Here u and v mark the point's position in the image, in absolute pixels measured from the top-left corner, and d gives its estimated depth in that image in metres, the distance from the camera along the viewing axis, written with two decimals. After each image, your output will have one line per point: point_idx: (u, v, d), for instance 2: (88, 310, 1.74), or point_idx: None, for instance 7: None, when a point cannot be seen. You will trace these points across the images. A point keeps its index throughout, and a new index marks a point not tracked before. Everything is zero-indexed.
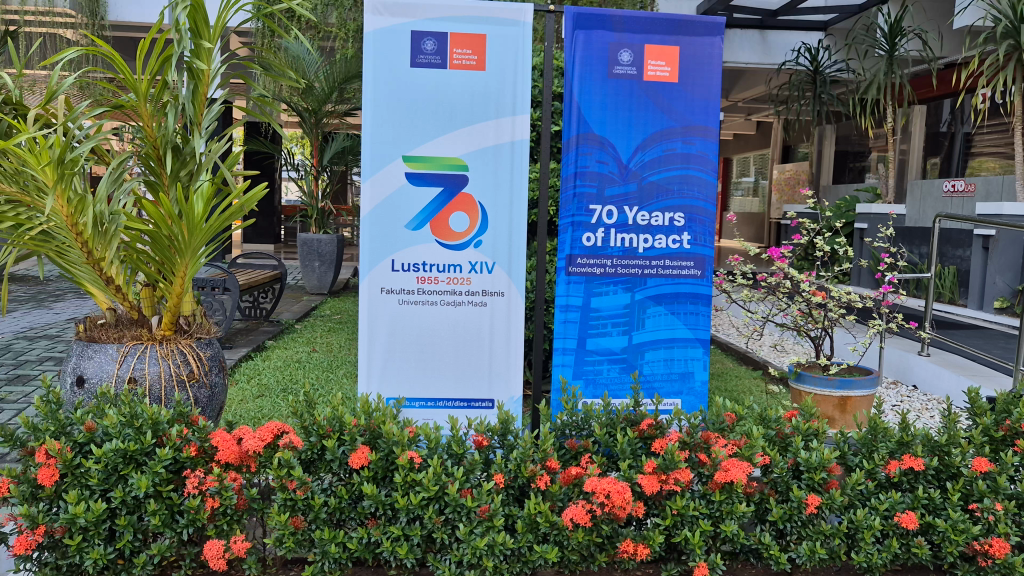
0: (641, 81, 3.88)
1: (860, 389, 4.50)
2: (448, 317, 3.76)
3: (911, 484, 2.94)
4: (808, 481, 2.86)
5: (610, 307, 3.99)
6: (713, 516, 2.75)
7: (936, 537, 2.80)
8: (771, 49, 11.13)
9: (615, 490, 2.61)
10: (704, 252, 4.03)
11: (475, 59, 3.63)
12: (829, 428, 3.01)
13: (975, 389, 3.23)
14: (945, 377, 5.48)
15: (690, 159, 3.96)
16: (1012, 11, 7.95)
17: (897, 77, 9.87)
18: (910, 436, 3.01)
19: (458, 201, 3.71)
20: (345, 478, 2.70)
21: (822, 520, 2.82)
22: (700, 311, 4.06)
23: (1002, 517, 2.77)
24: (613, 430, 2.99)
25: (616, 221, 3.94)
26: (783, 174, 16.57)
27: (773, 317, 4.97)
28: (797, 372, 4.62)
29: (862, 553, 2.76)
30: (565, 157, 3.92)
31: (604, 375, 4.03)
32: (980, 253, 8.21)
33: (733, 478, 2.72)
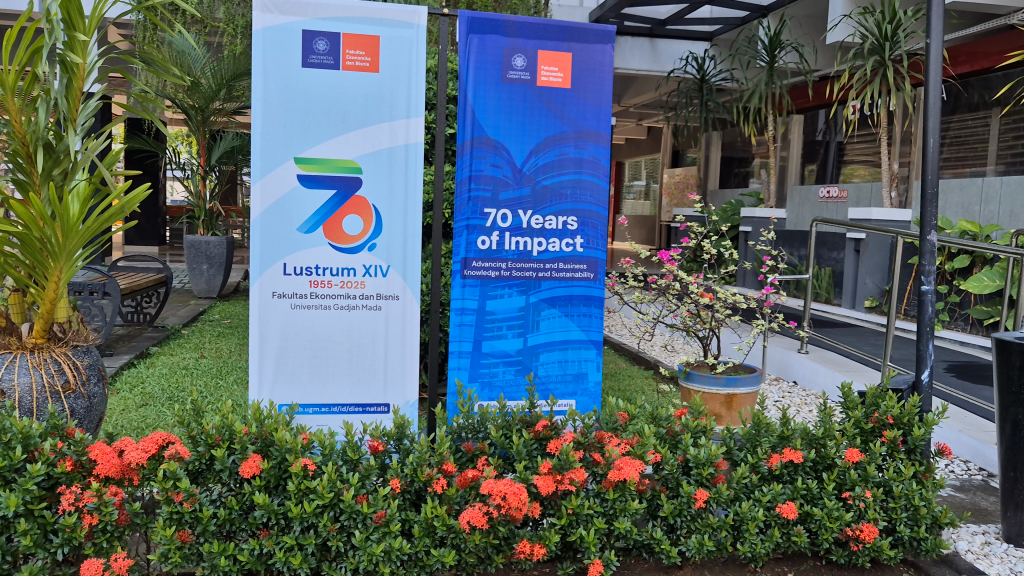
0: (534, 86, 3.93)
1: (745, 387, 4.68)
2: (343, 322, 3.70)
3: (791, 476, 3.09)
4: (696, 477, 2.95)
5: (506, 310, 4.01)
6: (607, 513, 2.82)
7: (814, 525, 2.96)
8: (660, 56, 11.57)
9: (511, 491, 2.64)
10: (597, 255, 4.12)
11: (368, 60, 3.59)
12: (716, 425, 3.12)
13: (847, 384, 3.37)
14: (822, 373, 5.76)
15: (582, 163, 4.03)
16: (879, 30, 8.44)
17: (777, 87, 10.33)
18: (790, 430, 3.16)
19: (352, 204, 3.66)
20: (236, 488, 2.63)
21: (709, 513, 2.93)
22: (593, 313, 4.14)
23: (871, 504, 2.97)
24: (508, 432, 3.03)
25: (510, 224, 3.97)
26: (672, 178, 17.05)
27: (663, 318, 5.09)
28: (686, 371, 4.77)
29: (747, 543, 2.90)
30: (459, 160, 3.92)
31: (499, 377, 4.05)
32: (852, 256, 8.68)
33: (625, 477, 2.78)
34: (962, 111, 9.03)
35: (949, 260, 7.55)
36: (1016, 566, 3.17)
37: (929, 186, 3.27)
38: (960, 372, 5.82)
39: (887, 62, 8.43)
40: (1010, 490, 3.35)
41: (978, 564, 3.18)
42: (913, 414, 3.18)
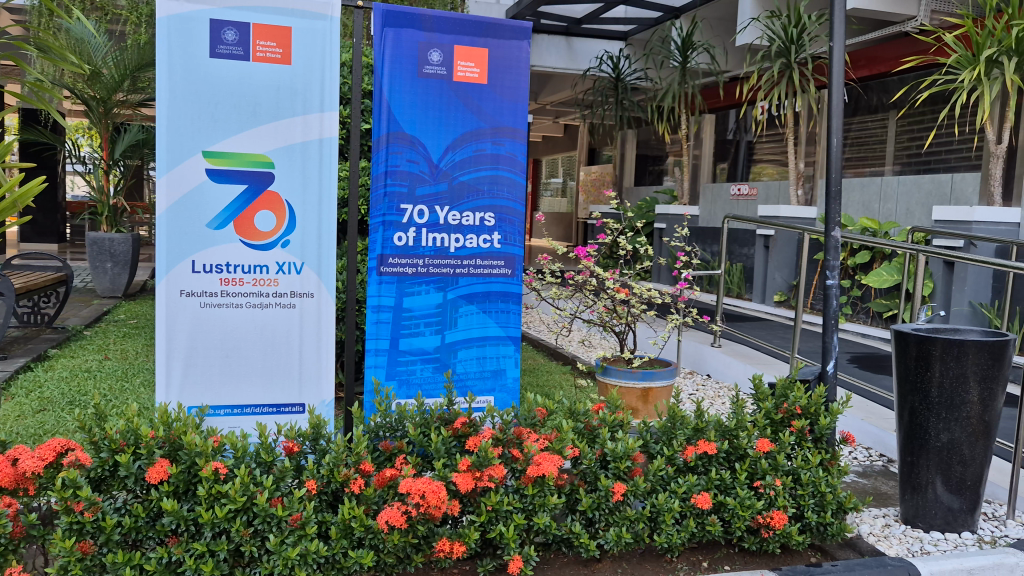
0: (450, 81, 3.90)
1: (661, 380, 4.77)
2: (255, 320, 3.60)
3: (705, 467, 3.16)
4: (614, 470, 3.00)
5: (423, 307, 3.98)
6: (526, 509, 2.84)
7: (727, 514, 3.03)
8: (576, 55, 11.78)
9: (430, 490, 2.62)
10: (514, 251, 4.12)
11: (280, 52, 3.50)
12: (633, 418, 3.17)
13: (758, 376, 3.46)
14: (734, 366, 5.92)
15: (499, 159, 4.03)
16: (785, 33, 8.72)
17: (689, 87, 10.55)
18: (704, 422, 3.23)
19: (264, 199, 3.56)
20: (143, 494, 2.53)
21: (627, 506, 2.97)
22: (511, 309, 4.15)
23: (781, 492, 3.07)
24: (427, 430, 3.00)
25: (427, 220, 3.93)
26: (589, 176, 17.24)
27: (580, 314, 5.13)
28: (603, 366, 4.82)
29: (663, 534, 2.95)
30: (374, 155, 3.87)
31: (417, 375, 4.02)
32: (762, 252, 8.95)
33: (544, 472, 2.79)
34: (862, 112, 9.40)
35: (852, 255, 7.86)
36: (914, 546, 3.33)
37: (833, 184, 3.40)
38: (863, 363, 6.07)
39: (793, 64, 8.72)
40: (908, 475, 3.50)
41: (880, 545, 3.32)
42: (820, 403, 3.29)
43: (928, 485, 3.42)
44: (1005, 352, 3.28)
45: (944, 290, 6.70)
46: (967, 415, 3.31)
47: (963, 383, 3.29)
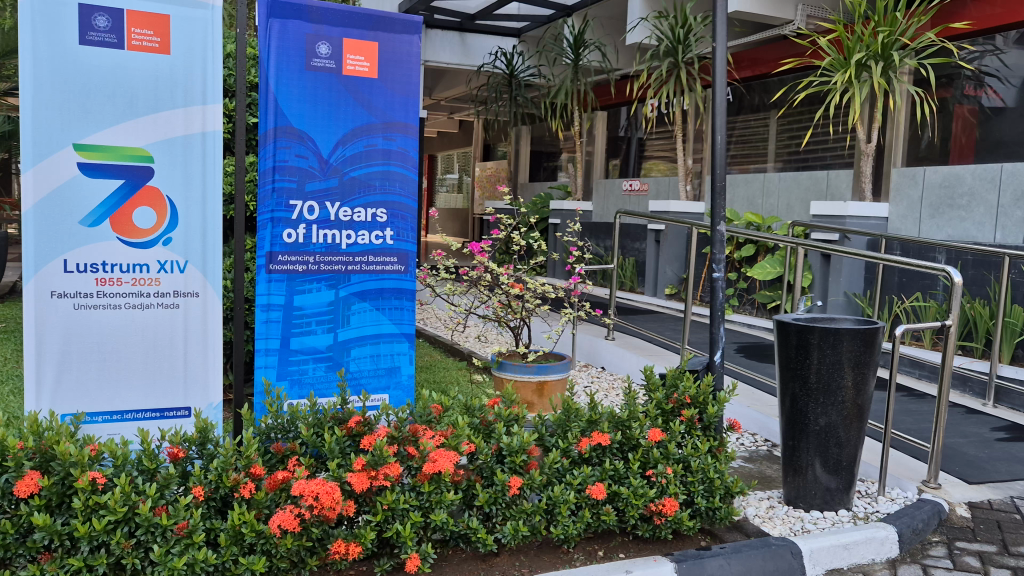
0: (339, 75, 3.83)
1: (555, 373, 4.82)
2: (136, 322, 3.44)
3: (599, 458, 3.23)
4: (510, 465, 3.03)
5: (314, 305, 3.89)
6: (423, 506, 2.82)
7: (621, 504, 3.10)
8: (470, 51, 11.75)
9: (324, 491, 2.58)
10: (407, 248, 4.08)
11: (158, 41, 3.36)
12: (527, 412, 3.20)
13: (649, 367, 3.54)
14: (627, 358, 6.06)
15: (390, 155, 3.98)
16: (672, 33, 8.97)
17: (582, 84, 10.73)
18: (598, 414, 3.28)
19: (143, 195, 3.40)
20: (11, 509, 2.39)
21: (523, 499, 3.01)
22: (405, 306, 4.11)
23: (672, 480, 3.16)
24: (320, 430, 2.95)
25: (318, 216, 3.85)
26: (484, 172, 17.28)
27: (475, 309, 5.13)
28: (498, 361, 4.84)
29: (559, 526, 3.00)
30: (261, 150, 3.76)
31: (309, 374, 3.93)
32: (653, 246, 9.16)
33: (440, 469, 2.78)
34: (745, 112, 9.73)
35: (737, 249, 8.15)
36: (795, 525, 3.49)
37: (718, 180, 3.52)
38: (748, 353, 6.31)
39: (680, 64, 8.98)
40: (790, 458, 3.67)
41: (765, 526, 3.47)
42: (708, 392, 3.41)
43: (808, 467, 3.59)
44: (876, 339, 3.48)
45: (822, 280, 7.06)
46: (842, 399, 3.49)
47: (839, 369, 3.47)
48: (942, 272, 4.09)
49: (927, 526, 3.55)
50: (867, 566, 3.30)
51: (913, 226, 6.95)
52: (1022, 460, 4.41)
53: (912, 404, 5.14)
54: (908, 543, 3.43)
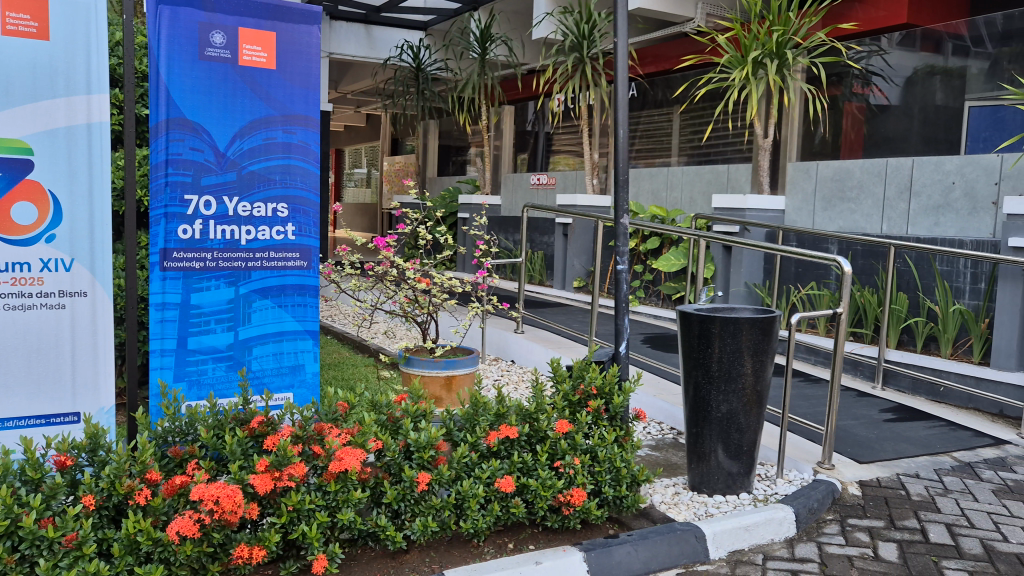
0: (235, 65, 3.72)
1: (463, 367, 4.81)
2: (17, 323, 3.25)
3: (508, 451, 3.23)
4: (418, 460, 3.00)
5: (213, 303, 3.77)
6: (329, 506, 2.77)
7: (530, 495, 3.13)
8: (375, 44, 11.57)
9: (225, 494, 2.52)
10: (310, 243, 4.00)
11: (35, 26, 3.20)
12: (435, 408, 3.18)
13: (556, 359, 3.57)
14: (535, 351, 6.12)
15: (290, 148, 3.89)
16: (577, 29, 9.05)
17: (489, 79, 10.76)
18: (505, 407, 3.29)
19: (22, 189, 3.23)
20: None
21: (432, 495, 3.00)
22: (308, 302, 4.03)
23: (579, 470, 3.20)
24: (221, 432, 2.85)
25: (214, 212, 3.73)
26: (392, 166, 17.09)
27: (382, 305, 5.05)
28: (406, 357, 4.80)
29: (469, 520, 3.00)
30: (153, 143, 3.62)
31: (208, 375, 3.81)
32: (561, 240, 9.25)
33: (347, 467, 2.75)
34: (649, 107, 9.86)
35: (642, 242, 8.28)
36: (700, 510, 3.58)
37: (621, 174, 3.58)
38: (654, 343, 6.45)
39: (585, 59, 9.09)
40: (693, 445, 3.76)
41: (670, 513, 3.56)
42: (613, 383, 3.46)
43: (711, 453, 3.69)
44: (772, 327, 3.61)
45: (724, 272, 7.27)
46: (742, 386, 3.60)
47: (738, 357, 3.58)
48: (833, 262, 4.26)
49: (821, 505, 3.70)
50: (766, 546, 3.42)
51: (808, 218, 7.22)
52: (907, 439, 4.65)
53: (808, 389, 5.36)
54: (805, 522, 3.58)
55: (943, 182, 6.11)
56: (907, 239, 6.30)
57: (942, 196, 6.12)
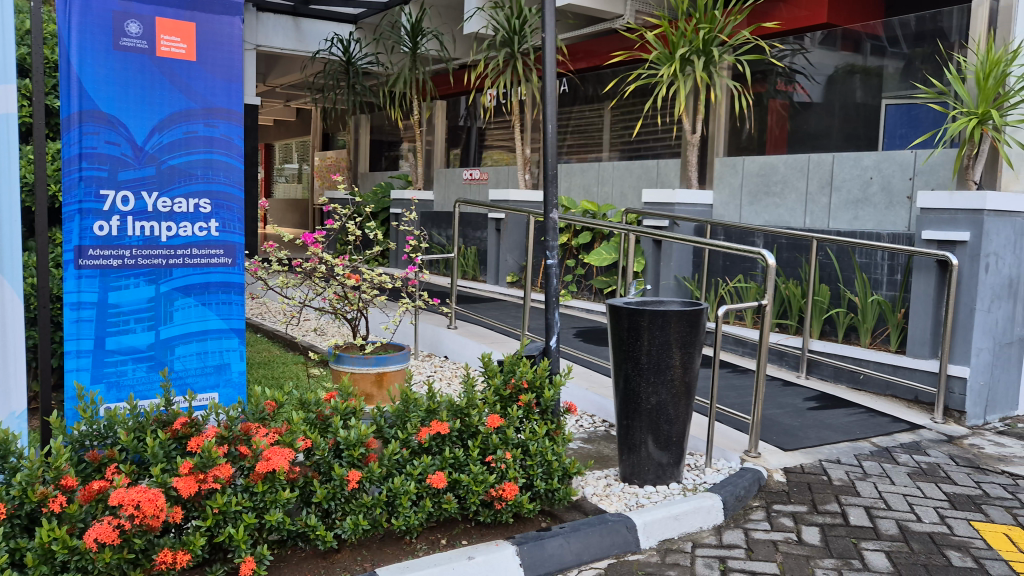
0: (152, 56, 3.62)
1: (394, 364, 4.77)
2: None
3: (439, 447, 3.22)
4: (348, 459, 2.97)
5: (132, 302, 3.66)
6: (257, 507, 2.72)
7: (462, 491, 3.12)
8: (304, 36, 11.35)
9: (146, 498, 2.45)
10: (234, 239, 3.91)
11: None
12: (365, 405, 3.15)
13: (487, 354, 3.57)
14: (467, 347, 6.12)
15: (213, 142, 3.80)
16: (508, 24, 9.05)
17: (420, 73, 10.69)
18: (436, 403, 3.27)
19: None
20: None
21: (362, 493, 2.97)
22: (233, 300, 3.94)
23: (512, 464, 3.21)
24: (142, 434, 2.77)
25: (133, 207, 3.62)
26: (323, 161, 16.83)
27: (311, 302, 4.97)
28: (336, 354, 4.74)
29: (401, 517, 2.98)
30: (65, 136, 3.48)
31: (128, 376, 3.69)
32: (494, 235, 9.23)
33: (274, 467, 2.70)
34: (580, 103, 9.92)
35: (574, 236, 8.34)
36: (631, 501, 3.63)
37: (550, 168, 3.60)
38: (586, 336, 6.51)
39: (516, 55, 9.09)
40: (624, 437, 3.81)
41: (602, 504, 3.60)
42: (544, 376, 3.49)
43: (642, 444, 3.75)
44: (699, 319, 3.67)
45: (654, 265, 7.33)
46: (671, 377, 3.66)
47: (667, 349, 3.63)
48: (758, 255, 4.37)
49: (747, 492, 3.79)
50: (695, 534, 3.49)
51: (735, 212, 7.37)
52: (830, 426, 4.80)
53: (735, 379, 5.49)
54: (732, 509, 3.66)
55: (861, 177, 6.33)
56: (828, 233, 6.51)
57: (861, 191, 6.33)
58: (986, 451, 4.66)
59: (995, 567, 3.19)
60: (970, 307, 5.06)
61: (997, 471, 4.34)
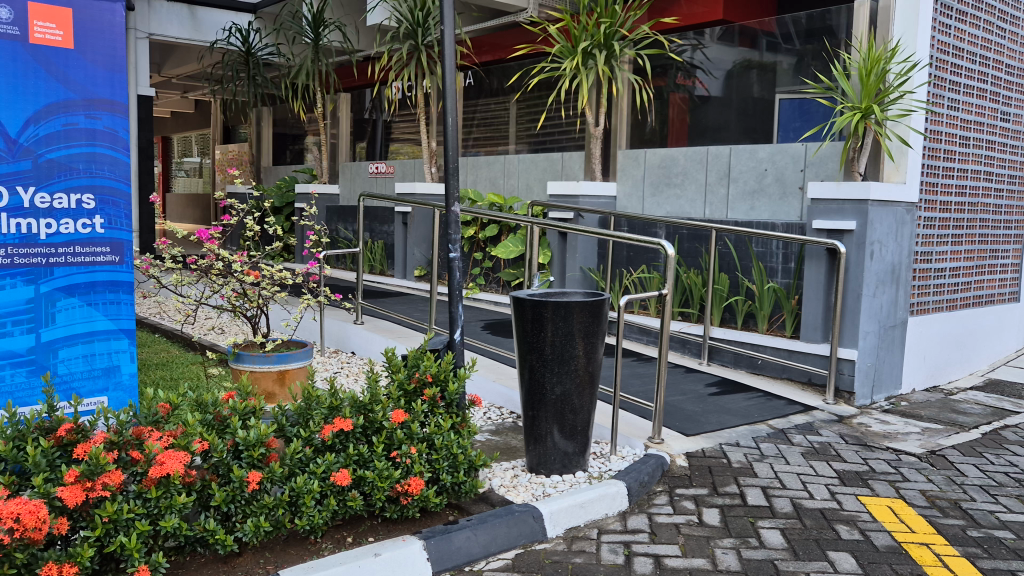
0: (25, 43, 3.46)
1: (296, 361, 4.67)
2: None
3: (343, 444, 3.17)
4: (248, 459, 2.88)
5: (8, 303, 3.49)
6: (151, 514, 2.62)
7: (366, 488, 3.08)
8: (201, 26, 10.98)
9: (27, 510, 2.34)
10: (122, 236, 3.78)
11: None
12: (265, 404, 3.08)
13: (391, 349, 3.53)
14: (374, 341, 6.07)
15: (95, 135, 3.66)
16: (411, 16, 8.97)
17: (323, 65, 10.48)
18: (339, 400, 3.23)
19: None
20: None
21: (264, 494, 2.89)
22: (121, 299, 3.81)
23: (417, 459, 3.19)
24: (22, 442, 2.63)
25: (7, 204, 3.45)
26: (224, 155, 16.33)
27: (208, 300, 4.81)
28: (236, 352, 4.61)
29: (304, 517, 2.92)
30: None
31: (6, 382, 3.52)
32: (401, 229, 9.15)
33: (168, 471, 2.62)
34: (485, 96, 9.76)
35: (482, 229, 8.34)
36: (537, 491, 3.66)
37: (451, 161, 3.59)
38: (494, 329, 6.52)
39: (421, 47, 9.02)
40: (530, 428, 3.83)
41: (509, 495, 3.62)
42: (448, 370, 3.48)
43: (547, 435, 3.78)
44: (601, 310, 3.72)
45: (560, 257, 7.38)
46: (574, 367, 3.71)
47: (570, 339, 3.68)
48: (658, 246, 4.46)
49: (651, 478, 3.88)
50: (601, 520, 3.55)
51: (638, 203, 7.54)
52: (729, 411, 4.96)
53: (639, 367, 5.61)
54: (636, 495, 3.74)
55: (756, 169, 6.56)
56: (727, 223, 6.71)
57: (756, 182, 6.55)
58: (873, 429, 4.91)
59: (879, 539, 3.36)
60: (857, 293, 5.31)
61: (883, 447, 4.56)
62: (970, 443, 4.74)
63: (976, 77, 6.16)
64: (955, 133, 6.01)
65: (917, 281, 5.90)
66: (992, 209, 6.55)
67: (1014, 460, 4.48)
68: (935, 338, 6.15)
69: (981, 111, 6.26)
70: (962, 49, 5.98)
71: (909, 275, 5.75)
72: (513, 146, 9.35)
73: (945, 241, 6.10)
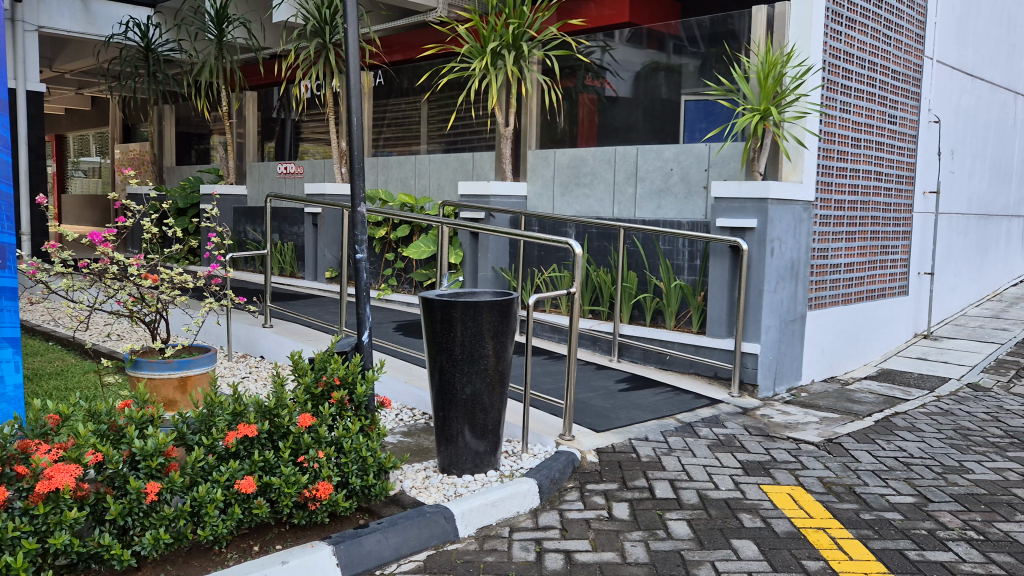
0: None
1: (199, 367, 4.54)
2: None
3: (248, 450, 3.09)
4: (145, 470, 2.77)
5: None
6: (39, 531, 2.51)
7: (273, 494, 3.01)
8: (95, 19, 10.47)
9: None
10: (4, 240, 3.60)
11: None
12: (164, 412, 2.96)
13: (296, 352, 3.47)
14: (282, 344, 5.93)
15: None
16: (318, 13, 8.82)
17: (228, 62, 10.20)
18: (242, 405, 3.14)
19: None
20: None
21: (163, 504, 2.79)
22: (3, 306, 3.65)
23: (325, 463, 3.13)
24: None
25: None
26: (124, 154, 15.72)
27: (102, 305, 4.62)
28: (133, 359, 4.43)
29: (207, 527, 2.83)
30: None
31: None
32: (311, 230, 8.99)
33: (57, 485, 2.51)
34: (395, 96, 9.65)
35: (393, 230, 8.27)
36: (449, 491, 3.65)
37: (356, 161, 3.54)
38: (406, 330, 6.46)
39: (328, 45, 8.88)
40: (441, 428, 3.81)
41: (420, 496, 3.59)
42: (356, 372, 3.43)
43: (458, 435, 3.77)
44: (510, 309, 3.74)
45: (471, 256, 7.37)
46: (484, 367, 3.72)
47: (479, 339, 3.68)
48: (567, 245, 4.50)
49: (562, 474, 3.91)
50: (512, 518, 3.56)
51: (549, 203, 7.61)
52: (638, 406, 5.05)
53: (550, 365, 5.66)
54: (548, 492, 3.76)
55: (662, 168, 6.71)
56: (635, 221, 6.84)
57: (662, 181, 6.70)
58: (774, 420, 5.08)
59: (780, 525, 3.49)
60: (759, 289, 5.49)
61: (784, 437, 4.73)
62: (863, 430, 4.96)
63: (865, 81, 6.45)
64: (848, 134, 6.28)
65: (814, 276, 6.13)
66: (882, 207, 6.88)
67: (903, 445, 4.71)
68: (832, 331, 6.41)
69: (870, 114, 6.56)
70: (852, 55, 6.26)
71: (807, 271, 5.97)
72: (424, 146, 9.29)
73: (840, 237, 6.36)
